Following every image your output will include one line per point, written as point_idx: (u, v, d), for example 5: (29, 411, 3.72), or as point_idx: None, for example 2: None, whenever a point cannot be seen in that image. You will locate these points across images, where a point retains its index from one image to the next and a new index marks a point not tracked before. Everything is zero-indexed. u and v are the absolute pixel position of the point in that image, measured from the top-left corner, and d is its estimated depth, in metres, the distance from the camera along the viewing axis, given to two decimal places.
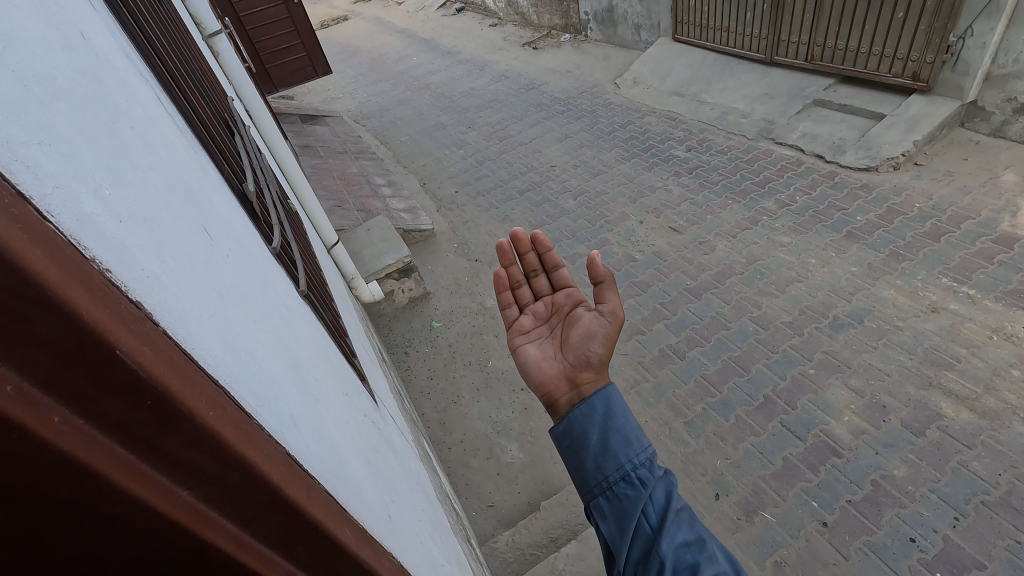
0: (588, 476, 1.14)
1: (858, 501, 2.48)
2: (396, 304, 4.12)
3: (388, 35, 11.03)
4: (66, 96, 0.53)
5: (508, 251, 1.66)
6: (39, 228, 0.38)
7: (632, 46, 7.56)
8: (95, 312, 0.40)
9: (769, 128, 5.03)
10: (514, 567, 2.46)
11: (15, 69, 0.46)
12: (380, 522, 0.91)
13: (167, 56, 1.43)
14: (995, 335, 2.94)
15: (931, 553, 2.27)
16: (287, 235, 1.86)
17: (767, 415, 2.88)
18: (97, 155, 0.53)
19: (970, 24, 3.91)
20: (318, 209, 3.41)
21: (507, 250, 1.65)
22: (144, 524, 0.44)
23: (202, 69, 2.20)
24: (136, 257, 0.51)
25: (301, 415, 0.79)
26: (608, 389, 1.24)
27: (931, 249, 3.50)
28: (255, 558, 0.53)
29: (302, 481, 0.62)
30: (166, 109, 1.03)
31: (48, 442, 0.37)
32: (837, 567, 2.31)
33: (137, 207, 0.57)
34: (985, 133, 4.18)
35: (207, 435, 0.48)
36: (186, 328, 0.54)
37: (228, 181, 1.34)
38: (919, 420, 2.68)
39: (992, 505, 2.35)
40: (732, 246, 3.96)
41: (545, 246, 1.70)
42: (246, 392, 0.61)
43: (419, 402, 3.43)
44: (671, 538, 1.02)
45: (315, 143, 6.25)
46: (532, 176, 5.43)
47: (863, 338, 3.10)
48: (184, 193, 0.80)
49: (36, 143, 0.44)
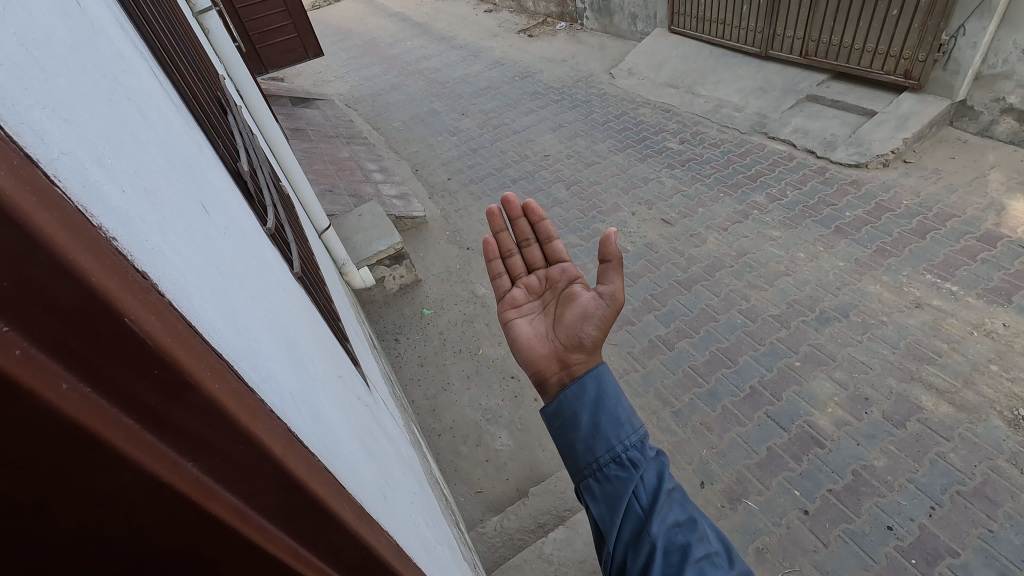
0: (580, 457, 1.16)
1: (839, 490, 2.54)
2: (387, 290, 4.11)
3: (381, 18, 10.86)
4: (66, 64, 0.52)
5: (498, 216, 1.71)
6: (46, 192, 0.38)
7: (628, 36, 7.53)
8: (104, 279, 0.40)
9: (762, 123, 5.05)
10: (503, 551, 2.49)
11: (17, 32, 0.44)
12: (375, 501, 0.93)
13: (159, 29, 1.40)
14: (975, 331, 3.01)
15: (907, 540, 2.34)
16: (281, 217, 1.85)
17: (753, 406, 2.93)
18: (99, 126, 0.52)
19: (963, 23, 3.94)
20: (310, 192, 3.37)
21: (496, 215, 1.71)
22: (150, 494, 0.44)
23: (194, 45, 2.15)
24: (140, 229, 0.50)
25: (299, 392, 0.79)
26: (600, 369, 1.25)
27: (917, 246, 3.55)
28: (256, 531, 0.53)
29: (303, 456, 0.62)
30: (160, 82, 1.01)
31: (55, 407, 0.37)
32: (816, 554, 2.37)
33: (138, 179, 0.56)
34: (972, 132, 4.24)
35: (213, 406, 0.48)
36: (189, 300, 0.53)
37: (222, 160, 1.33)
38: (900, 413, 2.75)
39: (967, 494, 2.42)
40: (723, 239, 3.99)
41: (537, 215, 1.72)
42: (248, 366, 0.62)
43: (409, 389, 3.44)
44: (662, 519, 1.04)
45: (305, 126, 6.16)
46: (525, 165, 5.40)
47: (848, 332, 3.16)
48: (182, 168, 0.79)
49: (40, 108, 0.43)
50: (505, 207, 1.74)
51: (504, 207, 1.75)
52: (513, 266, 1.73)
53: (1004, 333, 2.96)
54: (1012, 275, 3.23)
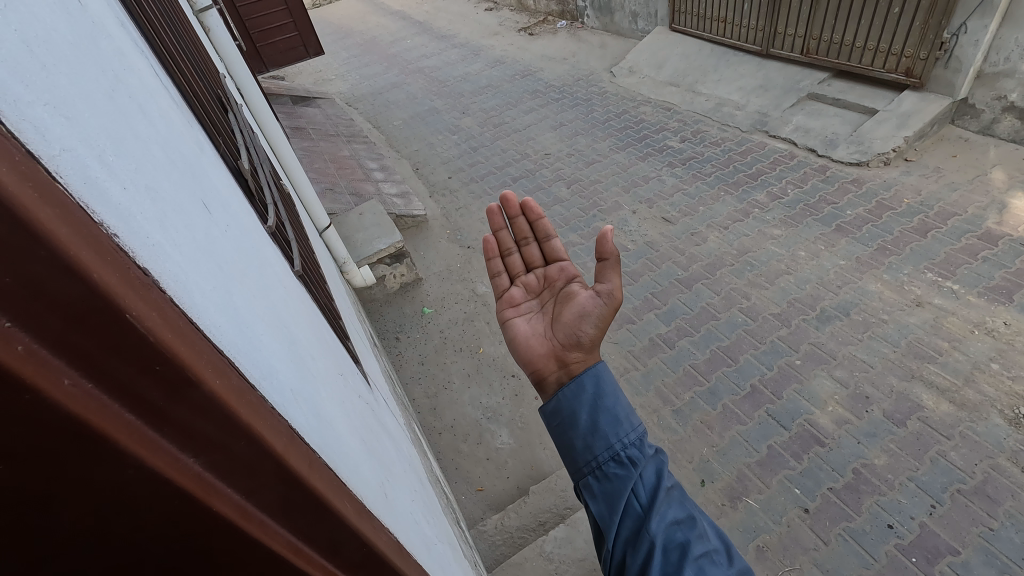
0: (579, 455, 1.16)
1: (839, 488, 2.54)
2: (387, 289, 4.11)
3: (381, 17, 10.85)
4: (68, 61, 0.52)
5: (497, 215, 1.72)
6: (47, 188, 0.38)
7: (629, 34, 7.52)
8: (106, 275, 0.40)
9: (763, 121, 5.04)
10: (503, 549, 2.50)
11: (19, 29, 0.44)
12: (376, 498, 0.93)
13: (159, 26, 1.40)
14: (976, 329, 3.01)
15: (907, 539, 2.34)
16: (282, 215, 1.85)
17: (754, 404, 2.93)
18: (100, 124, 0.52)
19: (965, 21, 3.93)
20: (310, 191, 3.37)
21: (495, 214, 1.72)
22: (152, 491, 0.44)
23: (195, 43, 2.16)
24: (141, 225, 0.50)
25: (299, 390, 0.79)
26: (598, 368, 1.25)
27: (918, 245, 3.55)
28: (258, 527, 0.53)
29: (304, 452, 0.62)
30: (160, 79, 1.01)
31: (57, 403, 0.37)
32: (816, 552, 2.37)
33: (139, 176, 0.56)
34: (974, 130, 4.24)
35: (214, 402, 0.48)
36: (191, 297, 0.53)
37: (223, 157, 1.33)
38: (901, 411, 2.75)
39: (967, 493, 2.42)
40: (724, 237, 3.99)
41: (536, 214, 1.73)
42: (248, 363, 0.62)
43: (409, 387, 3.44)
44: (661, 517, 1.05)
45: (306, 125, 6.16)
46: (526, 163, 5.40)
47: (849, 330, 3.16)
48: (182, 165, 0.79)
49: (42, 105, 0.43)
50: (504, 206, 1.75)
51: (503, 206, 1.77)
52: (512, 265, 1.73)
53: (1005, 332, 2.96)
54: (1014, 273, 3.23)
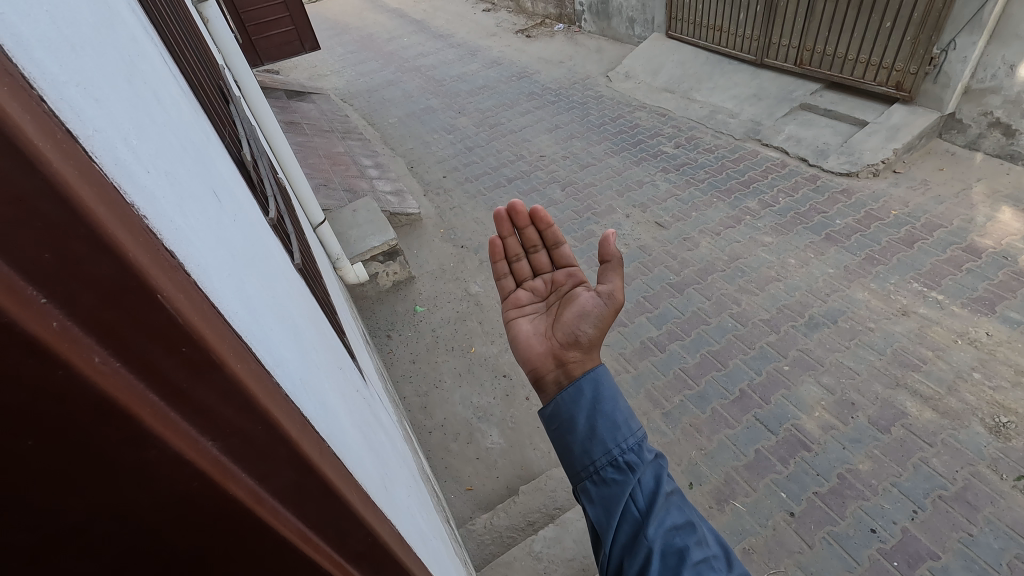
0: (577, 460, 1.18)
1: (824, 492, 2.58)
2: (380, 286, 4.10)
3: (378, 14, 10.84)
4: (92, 43, 0.52)
5: (505, 219, 1.74)
6: (87, 167, 0.39)
7: (625, 39, 7.59)
8: (139, 255, 0.41)
9: (756, 129, 5.10)
10: (492, 549, 2.50)
11: (49, 9, 0.45)
12: (376, 488, 0.95)
13: (164, 15, 1.40)
14: (960, 339, 3.07)
15: (889, 543, 2.39)
16: (281, 209, 1.85)
17: (742, 408, 2.97)
18: (123, 107, 0.53)
19: (954, 38, 4.02)
20: (305, 186, 3.36)
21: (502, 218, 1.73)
22: (171, 470, 0.44)
23: (197, 35, 2.15)
24: (166, 210, 0.51)
25: (307, 379, 0.80)
26: (597, 372, 1.26)
27: (904, 256, 3.62)
28: (271, 514, 0.53)
29: (314, 441, 0.62)
30: (168, 66, 1.01)
31: (89, 381, 0.37)
32: (801, 555, 2.41)
33: (159, 160, 0.57)
34: (960, 144, 4.34)
35: (235, 386, 0.49)
36: (210, 280, 0.54)
37: (228, 148, 1.33)
38: (885, 418, 2.80)
39: (949, 499, 2.48)
40: (715, 243, 4.03)
41: (544, 219, 1.73)
42: (263, 350, 0.63)
43: (400, 386, 3.43)
44: (659, 522, 1.06)
45: (300, 119, 6.12)
46: (521, 164, 5.42)
47: (836, 338, 3.21)
48: (194, 154, 0.79)
49: (76, 86, 0.44)
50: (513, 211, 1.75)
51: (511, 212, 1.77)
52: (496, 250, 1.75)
53: (987, 342, 3.03)
54: (996, 285, 3.30)
